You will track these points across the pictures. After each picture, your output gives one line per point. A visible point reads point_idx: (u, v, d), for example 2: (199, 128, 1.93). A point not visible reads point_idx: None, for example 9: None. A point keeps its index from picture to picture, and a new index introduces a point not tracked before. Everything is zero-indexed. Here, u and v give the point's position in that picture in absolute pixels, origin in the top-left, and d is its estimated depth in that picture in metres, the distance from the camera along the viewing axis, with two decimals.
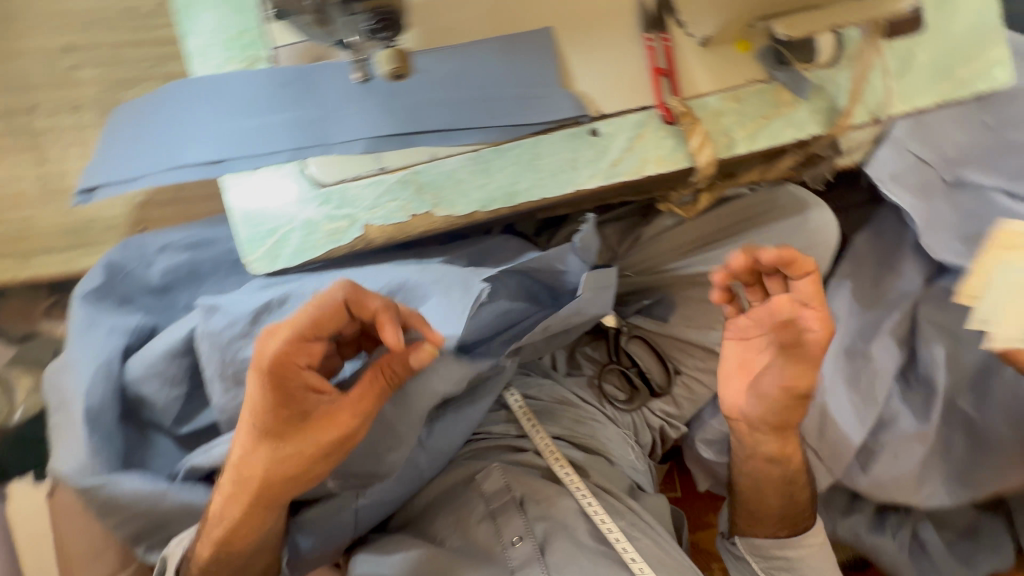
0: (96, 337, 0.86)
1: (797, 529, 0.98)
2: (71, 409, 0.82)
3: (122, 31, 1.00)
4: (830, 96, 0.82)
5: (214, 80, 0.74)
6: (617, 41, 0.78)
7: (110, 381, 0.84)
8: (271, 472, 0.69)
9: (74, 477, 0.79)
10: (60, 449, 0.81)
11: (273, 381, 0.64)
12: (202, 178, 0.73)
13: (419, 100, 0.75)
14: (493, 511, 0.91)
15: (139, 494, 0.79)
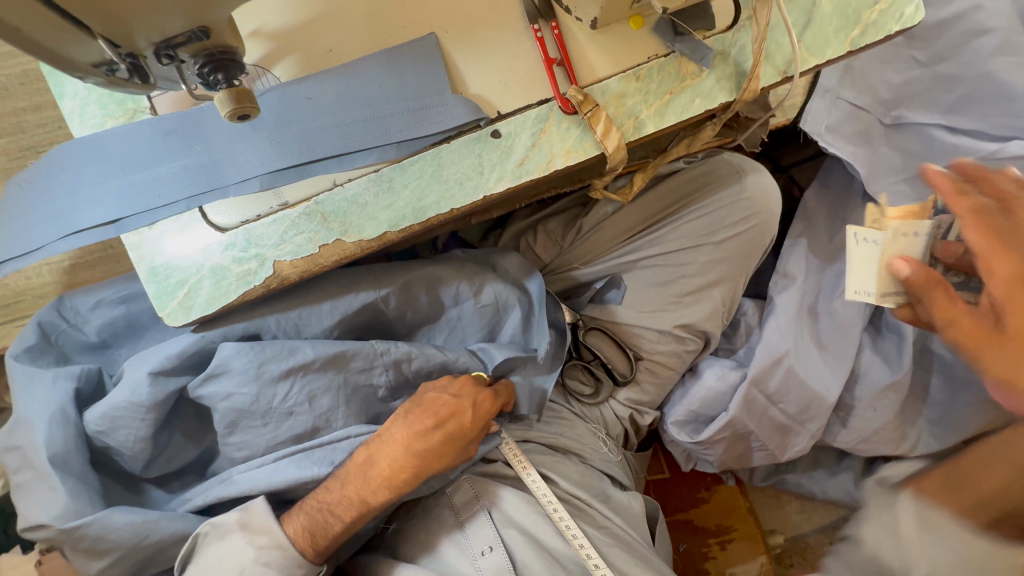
0: (45, 392, 0.80)
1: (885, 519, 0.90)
2: (35, 464, 0.76)
3: (21, 96, 0.97)
4: (734, 60, 0.78)
5: (96, 139, 0.72)
6: (505, 38, 0.76)
7: (69, 427, 0.79)
8: (428, 473, 0.82)
9: (58, 523, 0.73)
10: (34, 506, 0.74)
11: (490, 412, 0.88)
12: (101, 240, 0.71)
13: (309, 129, 0.73)
14: (462, 524, 0.89)
15: (130, 530, 0.75)
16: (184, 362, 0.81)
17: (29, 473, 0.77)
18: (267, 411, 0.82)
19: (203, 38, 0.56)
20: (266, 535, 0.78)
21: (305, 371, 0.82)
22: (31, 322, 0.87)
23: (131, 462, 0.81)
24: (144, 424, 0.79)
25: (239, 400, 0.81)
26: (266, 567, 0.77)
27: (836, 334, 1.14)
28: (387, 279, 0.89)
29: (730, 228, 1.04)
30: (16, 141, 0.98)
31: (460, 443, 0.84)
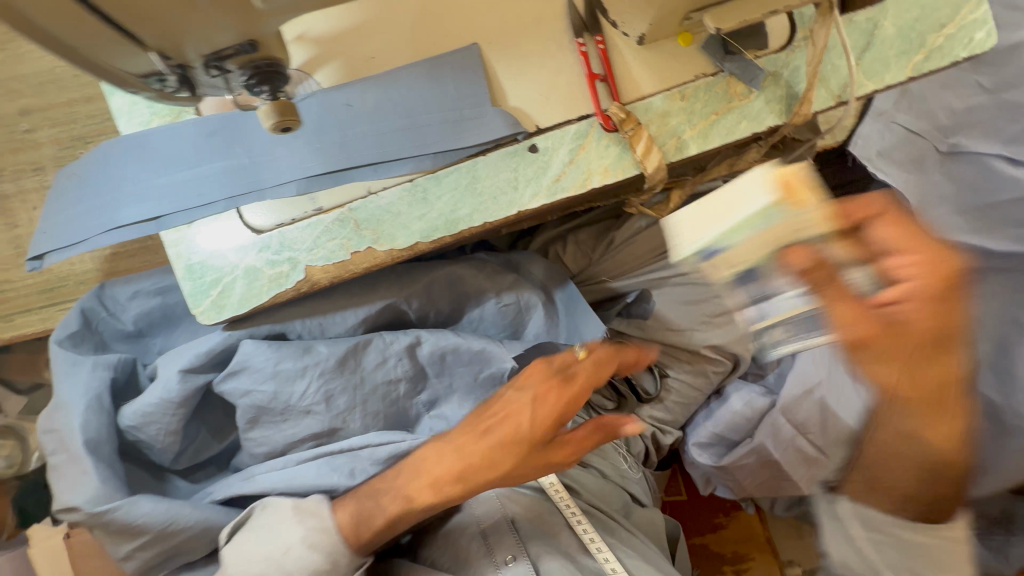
0: (82, 378, 0.83)
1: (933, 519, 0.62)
2: (68, 447, 0.78)
3: (77, 88, 1.00)
4: (787, 82, 0.75)
5: (141, 137, 0.74)
6: (550, 51, 0.74)
7: (105, 415, 0.81)
8: (490, 478, 0.75)
9: (87, 508, 0.74)
10: (67, 488, 0.76)
11: (563, 407, 0.75)
12: (141, 236, 0.73)
13: (346, 136, 0.73)
14: (484, 531, 0.84)
15: (154, 518, 0.75)
16: (211, 359, 0.82)
17: (63, 455, 0.79)
18: (284, 408, 0.83)
19: (251, 51, 0.56)
20: (313, 518, 0.77)
21: (325, 369, 0.83)
22: (75, 309, 0.90)
23: (162, 455, 0.84)
24: (176, 417, 0.81)
25: (258, 396, 0.82)
26: (311, 550, 0.76)
27: None
28: (411, 286, 0.90)
29: None
30: (67, 131, 1.00)
31: (527, 448, 0.74)
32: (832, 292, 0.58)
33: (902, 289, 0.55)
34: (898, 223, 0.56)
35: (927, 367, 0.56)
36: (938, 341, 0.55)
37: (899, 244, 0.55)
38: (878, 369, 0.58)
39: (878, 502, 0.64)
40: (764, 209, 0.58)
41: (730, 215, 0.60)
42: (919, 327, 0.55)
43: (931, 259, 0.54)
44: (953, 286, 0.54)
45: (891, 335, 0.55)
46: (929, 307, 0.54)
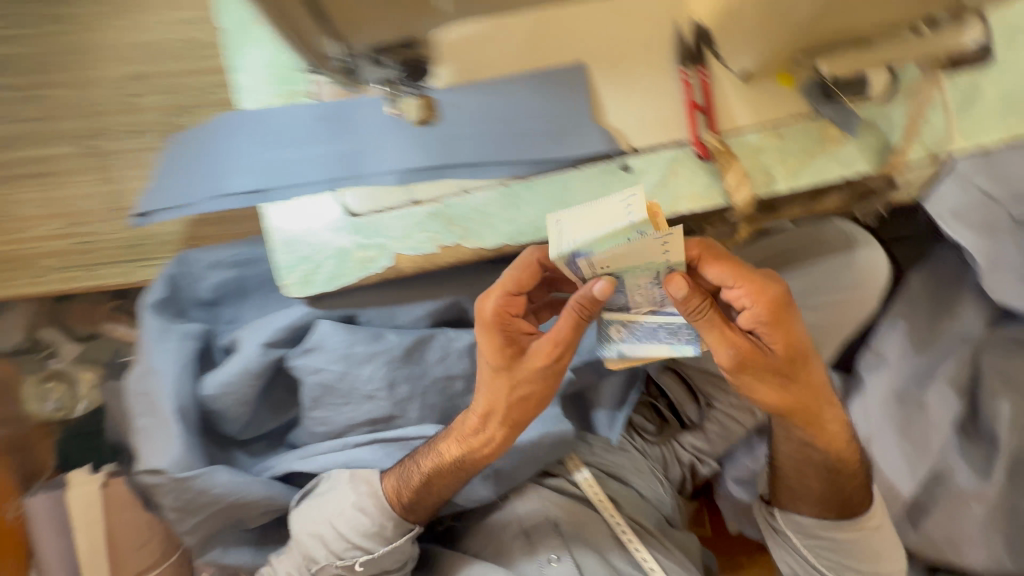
0: (170, 345, 0.88)
1: (846, 515, 0.88)
2: (157, 412, 0.85)
3: (184, 60, 1.05)
4: (882, 132, 0.77)
5: (258, 113, 0.78)
6: (654, 78, 0.77)
7: (190, 374, 0.88)
8: (507, 420, 0.77)
9: (173, 471, 0.83)
10: (153, 450, 0.84)
11: (503, 332, 0.72)
12: (243, 206, 0.77)
13: (450, 135, 0.76)
14: (527, 531, 0.91)
15: (228, 488, 0.84)
16: (285, 337, 0.87)
17: (151, 418, 0.86)
18: (350, 391, 0.87)
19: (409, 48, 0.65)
20: (364, 483, 0.85)
21: (394, 357, 0.87)
22: (161, 275, 0.94)
23: (231, 425, 0.90)
24: (251, 389, 0.88)
25: (327, 375, 0.87)
26: (363, 512, 0.83)
27: (922, 428, 1.08)
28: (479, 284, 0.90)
29: (830, 294, 1.02)
30: (169, 99, 1.05)
31: (507, 378, 0.74)
32: (712, 320, 0.65)
33: (747, 318, 0.69)
34: (718, 262, 0.67)
35: (798, 384, 0.75)
36: (792, 355, 0.72)
37: (734, 280, 0.67)
38: (763, 390, 0.73)
39: (806, 510, 0.90)
40: (636, 229, 0.58)
41: (598, 229, 0.60)
42: (781, 348, 0.71)
43: (764, 289, 0.68)
44: (787, 304, 0.69)
45: (766, 358, 0.71)
46: (780, 330, 0.70)
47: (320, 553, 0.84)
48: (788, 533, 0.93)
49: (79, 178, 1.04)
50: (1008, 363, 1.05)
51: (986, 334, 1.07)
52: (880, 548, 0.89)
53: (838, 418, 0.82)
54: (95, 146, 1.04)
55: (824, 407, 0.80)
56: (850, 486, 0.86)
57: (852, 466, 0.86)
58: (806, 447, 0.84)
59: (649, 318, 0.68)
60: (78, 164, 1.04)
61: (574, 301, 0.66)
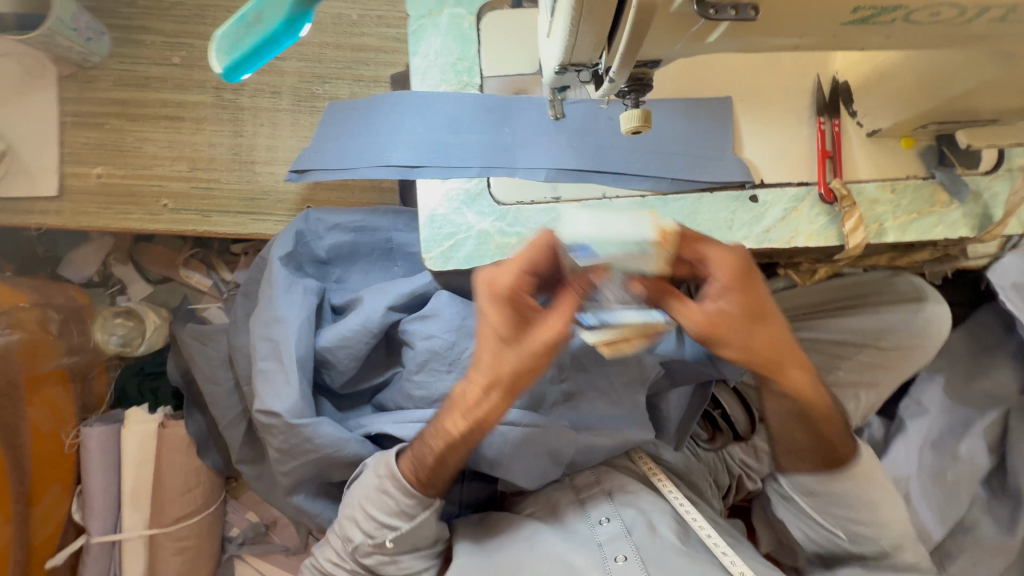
0: (296, 299, 0.96)
1: (835, 464, 0.89)
2: (279, 356, 0.94)
3: (328, 33, 1.12)
4: (984, 204, 0.85)
5: (426, 96, 0.84)
6: (789, 122, 0.85)
7: (309, 330, 0.96)
8: (507, 390, 0.75)
9: (286, 415, 0.91)
10: (272, 394, 0.92)
11: (513, 307, 0.72)
12: (398, 178, 0.83)
13: (600, 144, 0.83)
14: (583, 499, 0.97)
15: (330, 439, 0.92)
16: (398, 306, 0.97)
17: (271, 362, 0.94)
18: (453, 361, 0.94)
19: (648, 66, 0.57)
20: (383, 466, 0.87)
21: None
22: (288, 228, 1.00)
23: (333, 378, 1.01)
24: (364, 346, 0.97)
25: (438, 343, 0.93)
26: (384, 493, 0.86)
27: (955, 476, 1.16)
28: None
29: (896, 340, 1.08)
30: (309, 67, 1.11)
31: (516, 352, 0.72)
32: (676, 300, 0.68)
33: (710, 283, 0.70)
34: (699, 244, 0.70)
35: (762, 332, 0.73)
36: (754, 319, 0.71)
37: (684, 246, 0.70)
38: (736, 346, 0.71)
39: (802, 465, 0.92)
40: (642, 271, 0.68)
41: (621, 232, 0.63)
42: (743, 310, 0.70)
43: (723, 257, 0.70)
44: (748, 268, 0.71)
45: (728, 318, 0.70)
46: (742, 293, 0.70)
47: (356, 533, 0.89)
48: (798, 501, 0.95)
49: (210, 128, 1.09)
50: None
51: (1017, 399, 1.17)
52: (874, 500, 0.90)
53: (803, 365, 0.79)
54: (232, 100, 1.10)
55: (788, 356, 0.77)
56: (833, 432, 0.87)
57: (832, 426, 0.87)
58: (785, 397, 0.84)
59: (620, 302, 0.67)
60: (212, 115, 1.09)
61: (573, 289, 0.70)
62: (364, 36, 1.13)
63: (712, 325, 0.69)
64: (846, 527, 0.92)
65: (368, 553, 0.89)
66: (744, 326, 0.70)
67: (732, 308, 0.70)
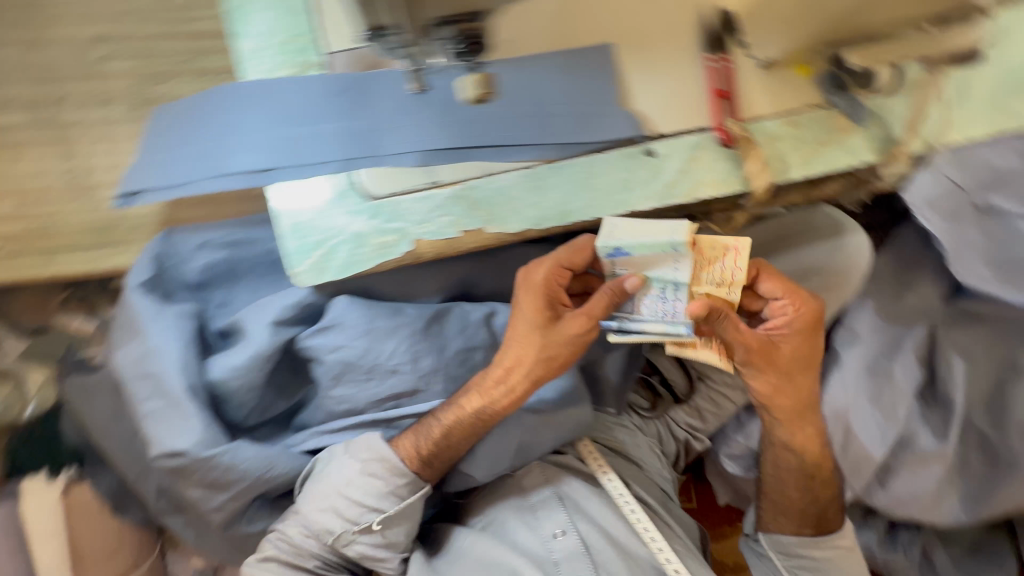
0: (170, 324, 0.84)
1: (824, 531, 0.98)
2: (167, 392, 0.82)
3: (156, 21, 0.94)
4: (886, 124, 0.81)
5: (263, 85, 0.71)
6: (678, 64, 0.77)
7: (195, 359, 0.84)
8: (530, 374, 0.83)
9: (195, 451, 0.81)
10: (169, 433, 0.81)
11: (546, 291, 0.81)
12: (247, 187, 0.71)
13: (472, 116, 0.73)
14: (533, 505, 0.92)
15: (255, 462, 0.85)
16: (293, 317, 0.86)
17: (160, 402, 0.82)
18: (372, 366, 0.88)
19: (475, 20, 0.49)
20: (369, 451, 0.87)
21: (415, 331, 0.88)
22: (144, 253, 0.87)
23: (236, 412, 0.88)
24: (260, 373, 0.86)
25: (348, 352, 0.87)
26: (371, 477, 0.86)
27: (891, 397, 1.17)
28: (486, 261, 0.93)
29: (822, 277, 1.05)
30: (143, 65, 0.94)
31: (540, 338, 0.81)
32: (728, 321, 0.77)
33: (778, 323, 0.84)
34: (778, 282, 0.82)
35: (804, 378, 0.90)
36: (805, 358, 0.88)
37: (783, 292, 0.82)
38: (761, 378, 0.87)
39: (786, 526, 0.99)
40: (673, 282, 0.74)
41: (647, 238, 0.72)
42: (789, 351, 0.86)
43: (803, 301, 0.83)
44: (814, 323, 0.85)
45: (773, 355, 0.85)
46: (803, 338, 0.85)
47: (334, 524, 0.86)
48: (772, 554, 1.00)
49: (35, 152, 0.93)
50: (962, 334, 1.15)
51: (942, 312, 1.16)
52: (850, 569, 0.97)
53: (814, 426, 0.95)
54: (54, 117, 0.93)
55: (810, 412, 0.93)
56: (825, 495, 0.97)
57: (827, 492, 0.98)
58: (788, 450, 0.95)
59: (645, 313, 0.76)
60: (34, 137, 0.92)
61: (608, 288, 0.76)
62: (202, 21, 0.96)
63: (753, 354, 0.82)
64: (797, 563, 0.98)
65: (349, 542, 0.86)
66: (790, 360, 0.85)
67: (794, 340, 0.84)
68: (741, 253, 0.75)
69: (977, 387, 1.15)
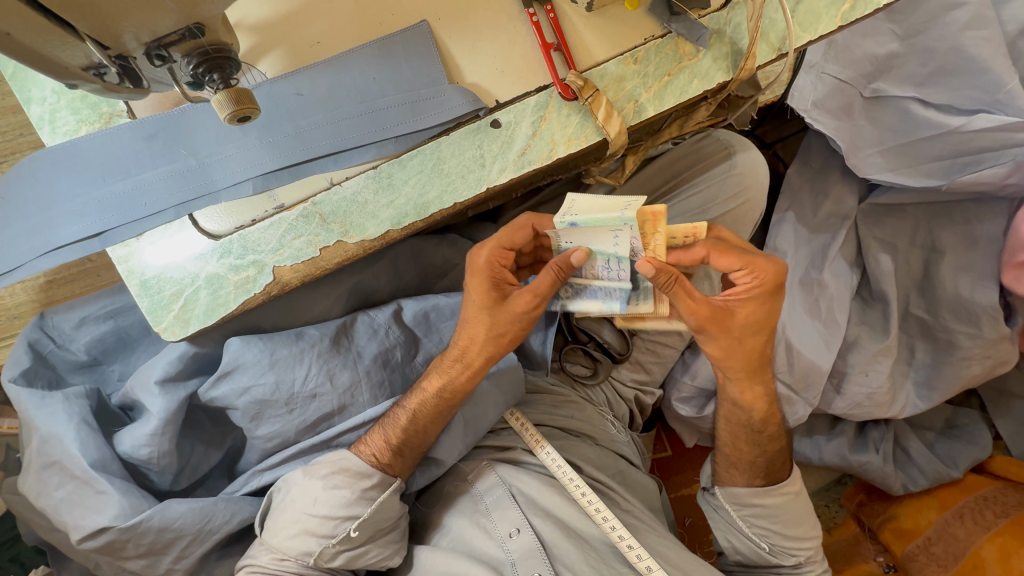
0: (59, 408, 0.78)
1: (773, 480, 0.91)
2: (75, 472, 0.75)
3: None
4: (730, 39, 0.77)
5: (71, 148, 0.68)
6: (499, 26, 0.74)
7: (94, 434, 0.78)
8: (483, 353, 0.79)
9: (117, 523, 0.73)
10: (86, 514, 0.74)
11: (491, 273, 0.75)
12: (85, 255, 0.68)
13: (300, 127, 0.70)
14: (487, 508, 0.85)
15: (192, 516, 0.76)
16: (188, 367, 0.80)
17: (72, 485, 0.75)
18: (289, 398, 0.80)
19: (198, 35, 0.54)
20: (329, 465, 0.78)
21: (322, 351, 0.81)
22: (18, 344, 0.83)
23: (161, 477, 0.81)
24: (170, 435, 0.79)
25: (259, 391, 0.79)
26: (337, 488, 0.76)
27: (827, 303, 1.08)
28: (376, 264, 0.90)
29: (724, 205, 1.01)
30: None
31: (488, 318, 0.76)
32: (678, 292, 0.70)
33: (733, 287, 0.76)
34: (727, 254, 0.73)
35: (756, 340, 0.81)
36: (756, 322, 0.78)
37: (740, 265, 0.73)
38: (716, 344, 0.79)
39: (738, 479, 0.92)
40: (614, 256, 0.67)
41: (600, 212, 0.63)
42: (746, 317, 0.77)
43: (763, 266, 0.74)
44: (778, 285, 0.76)
45: (727, 321, 0.76)
46: (763, 305, 0.77)
47: (312, 543, 0.75)
48: (723, 502, 0.93)
49: None
50: (879, 228, 1.08)
51: (858, 209, 1.09)
52: (800, 512, 0.90)
53: (765, 384, 0.88)
54: None
55: (763, 369, 0.86)
56: (774, 447, 0.91)
57: (776, 444, 0.91)
58: (737, 406, 0.89)
59: (598, 280, 0.72)
60: None
61: (555, 264, 0.69)
62: None
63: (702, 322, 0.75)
64: (749, 512, 0.90)
65: (333, 559, 0.76)
66: (737, 327, 0.77)
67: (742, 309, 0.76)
68: (660, 221, 0.65)
69: (909, 270, 1.09)
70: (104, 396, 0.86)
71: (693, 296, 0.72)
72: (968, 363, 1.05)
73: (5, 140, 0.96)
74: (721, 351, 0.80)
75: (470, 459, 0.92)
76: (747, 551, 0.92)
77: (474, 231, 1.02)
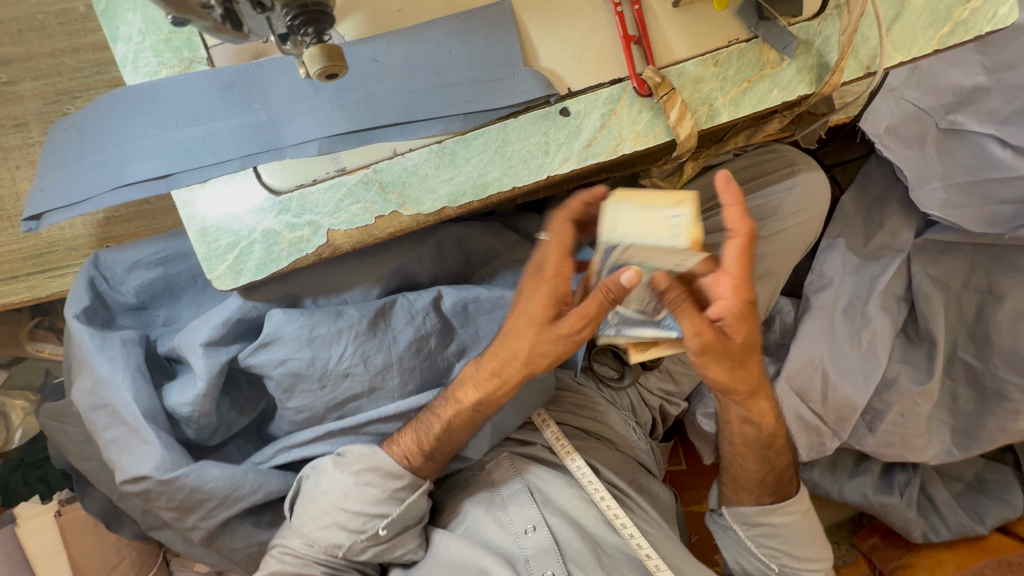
0: (114, 354, 0.80)
1: (780, 497, 0.89)
2: (126, 418, 0.77)
3: (86, 48, 1.00)
4: (818, 51, 0.74)
5: (150, 89, 0.69)
6: (580, 14, 0.72)
7: (141, 382, 0.80)
8: (524, 372, 0.77)
9: (157, 474, 0.75)
10: (128, 460, 0.76)
11: (555, 290, 0.72)
12: (149, 196, 0.69)
13: (372, 94, 0.70)
14: (504, 501, 0.85)
15: (223, 481, 0.78)
16: (231, 332, 0.81)
17: (120, 428, 0.77)
18: (324, 375, 0.81)
19: None
20: (359, 462, 0.80)
21: (360, 332, 0.81)
22: (78, 281, 0.86)
23: (197, 433, 0.83)
24: (208, 394, 0.80)
25: (295, 365, 0.80)
26: (368, 485, 0.79)
27: (871, 339, 1.03)
28: (421, 246, 0.89)
29: (780, 222, 0.98)
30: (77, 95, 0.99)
31: (539, 339, 0.74)
32: (684, 309, 0.67)
33: (720, 310, 0.69)
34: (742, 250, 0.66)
35: (750, 366, 0.75)
36: (749, 343, 0.72)
37: (731, 273, 0.68)
38: (715, 367, 0.73)
39: (745, 498, 0.90)
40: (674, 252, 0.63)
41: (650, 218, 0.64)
42: (743, 339, 0.71)
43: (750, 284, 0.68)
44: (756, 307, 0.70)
45: (725, 344, 0.71)
46: (750, 326, 0.71)
47: (341, 537, 0.79)
48: (733, 526, 0.91)
49: None
50: (933, 266, 1.04)
51: (915, 244, 1.04)
52: (807, 533, 0.89)
53: (770, 400, 0.83)
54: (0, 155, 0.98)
55: (764, 387, 0.81)
56: (781, 461, 0.88)
57: (783, 459, 0.88)
58: (744, 424, 0.84)
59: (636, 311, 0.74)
60: None
61: (605, 286, 0.65)
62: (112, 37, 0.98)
63: (703, 348, 0.70)
64: (757, 531, 0.89)
65: (362, 552, 0.80)
66: (736, 350, 0.71)
67: (736, 327, 0.70)
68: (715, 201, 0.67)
69: (961, 314, 1.04)
70: (149, 341, 0.88)
71: (698, 314, 0.67)
72: (1015, 417, 1.00)
73: (81, 75, 0.99)
74: (722, 376, 0.75)
75: (494, 450, 0.92)
76: (754, 570, 0.91)
77: (520, 221, 1.00)
